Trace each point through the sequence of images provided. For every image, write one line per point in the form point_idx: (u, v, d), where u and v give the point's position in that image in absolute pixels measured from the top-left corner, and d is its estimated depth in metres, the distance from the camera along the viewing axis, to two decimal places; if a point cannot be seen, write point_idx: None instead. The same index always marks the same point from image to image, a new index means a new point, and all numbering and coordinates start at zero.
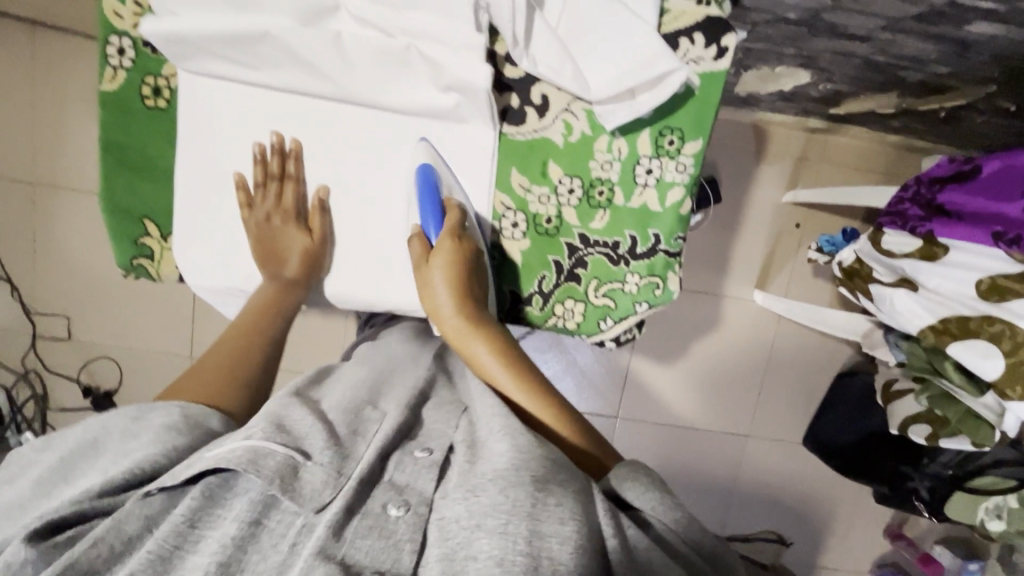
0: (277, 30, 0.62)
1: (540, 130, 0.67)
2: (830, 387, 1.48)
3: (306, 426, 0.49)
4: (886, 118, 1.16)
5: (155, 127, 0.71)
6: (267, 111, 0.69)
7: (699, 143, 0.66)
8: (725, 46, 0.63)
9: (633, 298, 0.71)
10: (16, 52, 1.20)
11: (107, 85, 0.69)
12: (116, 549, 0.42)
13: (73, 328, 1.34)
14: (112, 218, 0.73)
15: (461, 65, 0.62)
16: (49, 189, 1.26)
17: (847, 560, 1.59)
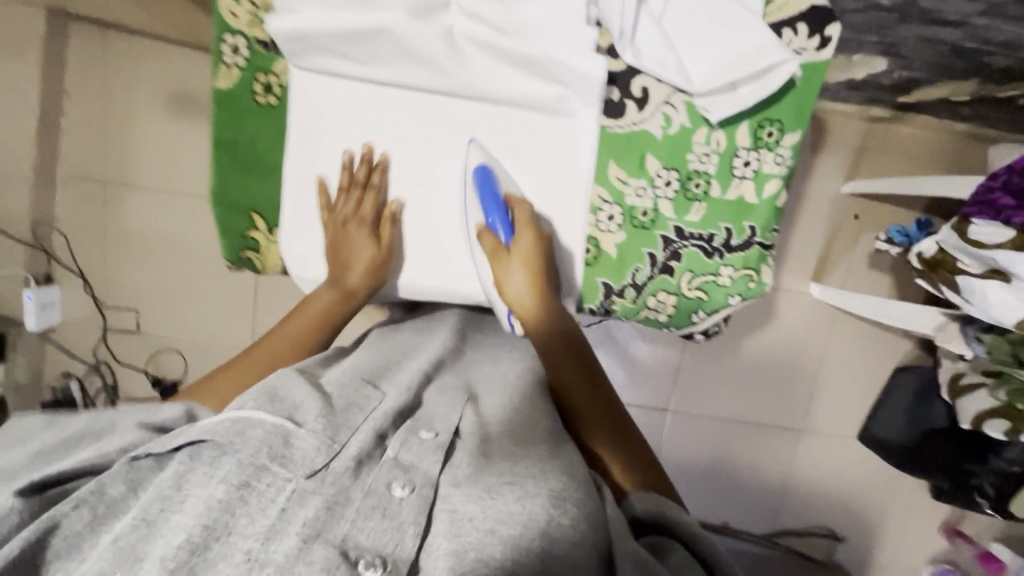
0: (395, 26, 0.70)
1: (641, 122, 0.74)
2: (886, 382, 1.46)
3: (302, 395, 0.52)
4: (957, 106, 1.13)
5: (266, 123, 0.79)
6: (384, 103, 0.78)
7: (797, 134, 0.73)
8: (829, 35, 0.69)
9: (726, 291, 0.79)
10: (85, 54, 1.24)
11: (222, 84, 0.77)
12: (95, 512, 0.43)
13: (141, 320, 1.39)
14: (224, 211, 0.82)
15: (574, 57, 0.70)
16: (119, 186, 1.31)
17: (899, 556, 1.57)
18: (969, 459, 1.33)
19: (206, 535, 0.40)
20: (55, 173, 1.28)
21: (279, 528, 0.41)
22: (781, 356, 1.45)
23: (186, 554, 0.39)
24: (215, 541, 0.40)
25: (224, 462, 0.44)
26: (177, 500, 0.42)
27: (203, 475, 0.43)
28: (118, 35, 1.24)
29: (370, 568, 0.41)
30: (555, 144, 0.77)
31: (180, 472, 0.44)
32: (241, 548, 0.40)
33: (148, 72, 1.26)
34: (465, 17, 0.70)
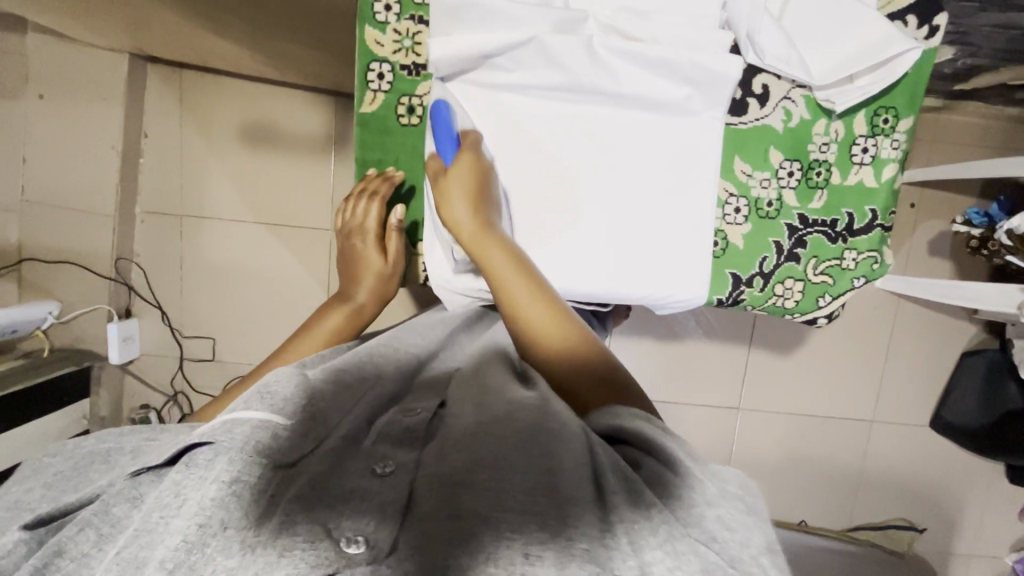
0: (541, 34, 0.71)
1: (762, 118, 0.78)
2: (954, 367, 1.46)
3: (281, 381, 0.49)
4: (1011, 91, 1.16)
5: (409, 142, 0.83)
6: (515, 112, 0.78)
7: (912, 119, 0.77)
8: (937, 25, 0.74)
9: (852, 274, 0.81)
10: (167, 98, 1.31)
11: (368, 107, 0.81)
12: (100, 531, 0.40)
13: (217, 349, 1.41)
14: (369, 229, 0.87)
15: (708, 59, 0.72)
16: (195, 219, 1.36)
17: (981, 545, 1.55)
18: None
19: (203, 532, 0.36)
20: (135, 211, 1.34)
21: (266, 515, 0.39)
22: (846, 348, 1.46)
23: (183, 554, 0.35)
24: (212, 537, 0.37)
25: (218, 460, 0.40)
26: (176, 506, 0.38)
27: (197, 478, 0.39)
28: (196, 76, 1.30)
29: (352, 546, 0.38)
30: (682, 144, 0.78)
31: (178, 479, 0.40)
32: (237, 539, 0.37)
33: (224, 109, 1.32)
34: (601, 28, 0.74)
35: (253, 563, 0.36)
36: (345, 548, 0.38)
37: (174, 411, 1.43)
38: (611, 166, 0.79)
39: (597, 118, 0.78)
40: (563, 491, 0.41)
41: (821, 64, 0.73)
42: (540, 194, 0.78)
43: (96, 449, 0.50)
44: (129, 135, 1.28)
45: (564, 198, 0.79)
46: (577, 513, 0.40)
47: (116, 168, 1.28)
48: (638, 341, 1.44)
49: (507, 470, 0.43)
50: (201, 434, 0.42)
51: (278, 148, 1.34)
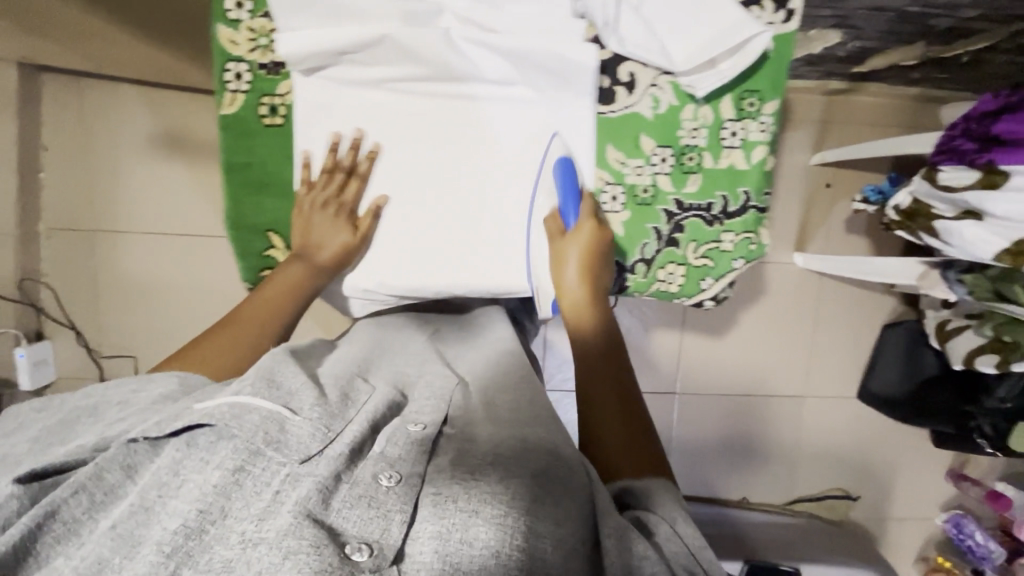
0: (390, 31, 0.72)
1: (630, 105, 0.79)
2: (877, 337, 1.52)
3: (297, 383, 0.54)
4: (907, 71, 1.20)
5: (275, 142, 0.80)
6: (381, 109, 0.79)
7: (776, 102, 0.78)
8: (792, 9, 0.74)
9: (730, 255, 0.83)
10: (65, 108, 1.24)
11: (228, 108, 0.78)
12: (93, 497, 0.43)
13: (140, 367, 1.37)
14: (239, 232, 0.82)
15: (565, 47, 0.74)
16: (105, 233, 1.30)
17: (913, 507, 1.62)
18: (963, 402, 1.38)
19: (202, 519, 0.40)
20: (39, 228, 1.27)
21: (272, 508, 0.41)
22: (776, 327, 1.50)
23: (182, 539, 0.40)
24: (211, 524, 0.40)
25: (220, 447, 0.45)
26: (174, 486, 0.43)
27: (198, 461, 0.44)
28: (95, 83, 1.24)
29: (356, 553, 0.40)
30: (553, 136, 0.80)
31: (178, 458, 0.45)
32: (236, 529, 0.40)
33: (129, 116, 1.27)
34: (456, 20, 0.74)
35: (249, 553, 0.38)
36: (350, 554, 0.39)
37: None
38: (478, 156, 0.81)
39: (461, 111, 0.79)
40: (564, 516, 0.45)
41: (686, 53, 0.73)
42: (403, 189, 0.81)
43: (82, 405, 0.53)
44: (26, 146, 1.21)
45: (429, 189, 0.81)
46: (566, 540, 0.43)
47: (13, 183, 1.20)
48: None
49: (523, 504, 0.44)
50: (202, 414, 0.46)
51: (192, 156, 1.30)
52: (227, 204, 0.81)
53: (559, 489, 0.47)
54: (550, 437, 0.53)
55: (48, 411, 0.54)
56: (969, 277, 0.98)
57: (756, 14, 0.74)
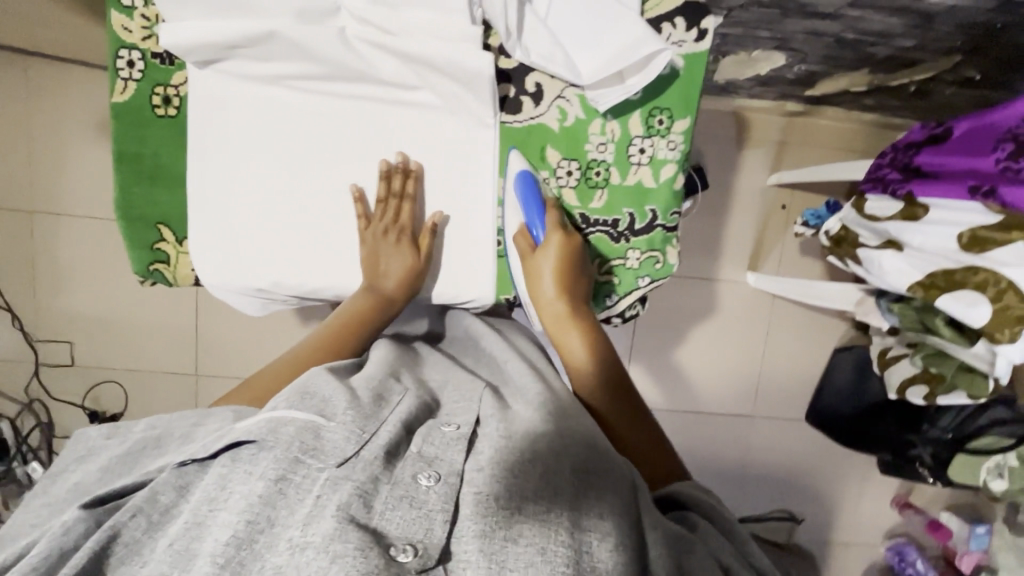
0: (282, 28, 0.62)
1: (536, 116, 0.71)
2: (827, 359, 1.52)
3: (331, 389, 0.53)
4: (860, 97, 1.20)
5: (170, 137, 0.69)
6: (260, 109, 0.68)
7: (687, 121, 0.71)
8: (705, 28, 0.67)
9: (636, 273, 0.76)
10: (12, 86, 1.23)
11: (118, 97, 0.66)
12: (151, 518, 0.45)
13: (76, 353, 1.35)
14: (125, 225, 0.70)
15: (461, 55, 0.64)
16: (47, 216, 1.28)
17: (858, 533, 1.61)
18: (905, 430, 1.38)
19: (252, 529, 0.40)
20: None
21: (316, 513, 0.40)
22: (726, 345, 1.50)
23: (233, 549, 0.39)
24: (259, 533, 0.41)
25: (262, 459, 0.45)
26: (222, 499, 0.43)
27: (244, 474, 0.44)
28: (44, 64, 1.23)
29: (401, 554, 0.39)
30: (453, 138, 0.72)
31: (224, 473, 0.45)
32: (284, 537, 0.40)
33: (77, 99, 1.25)
34: (353, 18, 0.64)
35: (296, 559, 0.38)
36: (395, 556, 0.39)
37: (30, 419, 1.35)
38: (370, 162, 0.71)
39: (352, 114, 0.69)
40: (617, 512, 0.45)
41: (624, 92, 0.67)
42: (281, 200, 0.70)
43: (146, 435, 0.53)
44: None
45: (310, 200, 0.70)
46: (616, 537, 0.43)
47: None
48: None
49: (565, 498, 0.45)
50: (244, 431, 0.47)
51: None
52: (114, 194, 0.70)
53: (600, 481, 0.47)
54: (586, 429, 0.53)
55: (116, 438, 0.54)
56: (897, 306, 0.96)
57: (664, 33, 0.67)
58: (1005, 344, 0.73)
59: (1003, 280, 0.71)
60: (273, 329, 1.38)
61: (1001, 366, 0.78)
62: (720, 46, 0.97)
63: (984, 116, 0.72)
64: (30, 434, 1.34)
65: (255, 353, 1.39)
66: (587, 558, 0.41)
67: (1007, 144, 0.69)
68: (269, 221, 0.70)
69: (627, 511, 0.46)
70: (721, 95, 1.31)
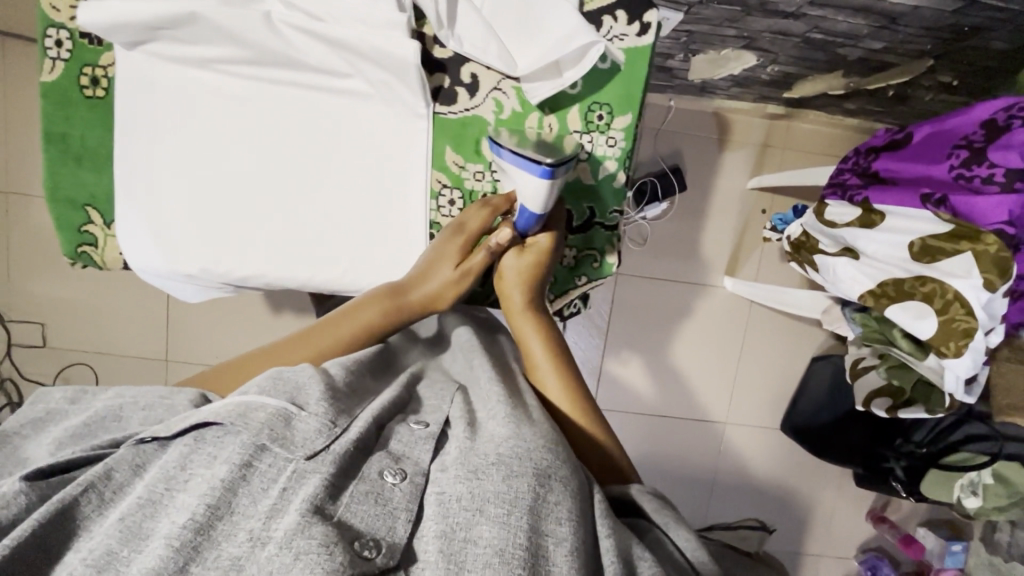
0: (204, 10, 0.58)
1: (471, 108, 0.66)
2: (805, 368, 1.49)
3: (302, 373, 0.50)
4: (840, 101, 1.18)
5: (99, 118, 0.65)
6: (189, 94, 0.64)
7: (629, 117, 0.66)
8: (648, 21, 0.63)
9: (573, 273, 0.71)
10: None
11: (46, 76, 0.64)
12: (103, 496, 0.41)
13: (48, 335, 1.35)
14: (55, 208, 0.67)
15: (389, 43, 0.60)
16: (19, 198, 1.28)
17: (833, 546, 1.59)
18: (879, 443, 1.36)
19: (210, 515, 0.39)
20: None
21: (280, 506, 0.40)
22: (701, 350, 1.48)
23: (190, 534, 0.38)
24: (218, 520, 0.39)
25: (228, 443, 0.43)
26: (181, 481, 0.42)
27: (208, 457, 0.43)
28: (16, 44, 1.22)
29: (367, 550, 0.38)
30: (384, 129, 0.66)
31: (185, 454, 0.43)
32: (243, 528, 0.39)
33: None
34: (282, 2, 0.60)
35: (257, 553, 0.37)
36: (360, 551, 0.38)
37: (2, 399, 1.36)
38: (305, 150, 0.66)
39: (274, 100, 0.65)
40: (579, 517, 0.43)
41: (546, 197, 0.62)
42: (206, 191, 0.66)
43: (107, 404, 0.49)
44: None
45: (235, 191, 0.66)
46: (575, 542, 0.41)
47: None
48: None
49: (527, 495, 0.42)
50: (212, 412, 0.44)
51: None
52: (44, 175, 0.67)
53: (566, 477, 0.45)
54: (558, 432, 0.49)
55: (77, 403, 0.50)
56: (860, 316, 0.94)
57: (604, 27, 0.63)
58: (951, 359, 0.76)
59: (950, 291, 0.74)
60: (242, 316, 1.38)
61: (949, 381, 0.79)
62: (688, 44, 0.95)
63: (946, 122, 0.74)
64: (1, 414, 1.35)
65: (224, 339, 1.39)
66: (544, 562, 0.39)
67: (961, 150, 0.71)
68: (194, 214, 0.66)
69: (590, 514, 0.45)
70: (701, 95, 1.29)
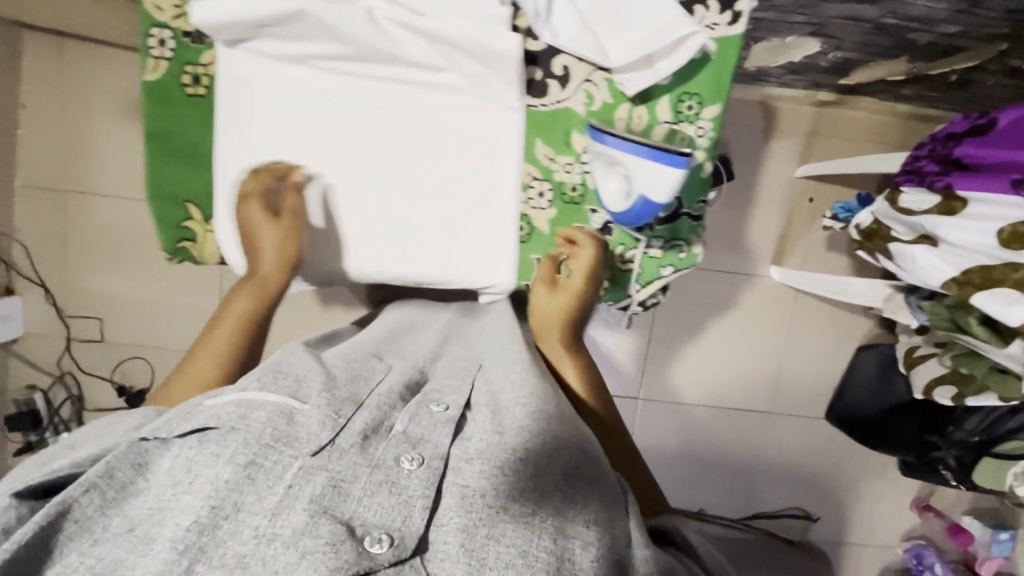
0: (312, 8, 0.63)
1: (563, 100, 0.71)
2: (851, 358, 1.48)
3: (305, 368, 0.56)
4: (896, 87, 1.16)
5: (200, 115, 0.72)
6: (294, 95, 0.71)
7: (718, 106, 0.68)
8: (739, 10, 0.64)
9: (659, 262, 0.76)
10: (44, 66, 1.25)
11: (148, 75, 0.69)
12: (104, 496, 0.43)
13: (105, 329, 1.38)
14: (156, 203, 0.74)
15: (491, 36, 0.65)
16: (78, 195, 1.31)
17: (877, 535, 1.58)
18: (929, 431, 1.34)
19: (215, 514, 0.42)
20: (15, 183, 1.29)
21: (287, 504, 0.43)
22: (746, 340, 1.47)
23: (194, 535, 0.41)
24: (224, 519, 0.42)
25: (230, 442, 0.46)
26: (187, 482, 0.44)
27: (210, 456, 0.45)
28: (76, 45, 1.25)
29: (376, 544, 0.41)
30: (478, 120, 0.72)
31: (190, 456, 0.46)
32: (249, 525, 0.42)
33: (106, 80, 1.27)
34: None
35: (264, 549, 0.40)
36: (369, 546, 0.41)
37: (61, 392, 1.39)
38: (402, 144, 0.72)
39: (373, 94, 0.71)
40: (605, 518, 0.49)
41: (676, 181, 0.64)
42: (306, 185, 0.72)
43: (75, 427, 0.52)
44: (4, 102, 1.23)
45: None
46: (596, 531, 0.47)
47: None
48: None
49: (551, 494, 0.48)
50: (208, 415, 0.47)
51: None
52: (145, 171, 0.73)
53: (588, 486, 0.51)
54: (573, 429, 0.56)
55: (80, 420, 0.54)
56: (927, 304, 0.96)
57: (696, 15, 0.64)
58: None
59: None
60: (292, 312, 1.39)
61: None
62: (751, 32, 0.94)
63: None
64: (61, 406, 1.39)
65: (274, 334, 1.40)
66: (566, 557, 0.44)
67: None
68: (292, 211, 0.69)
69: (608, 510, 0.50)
70: (750, 83, 1.28)
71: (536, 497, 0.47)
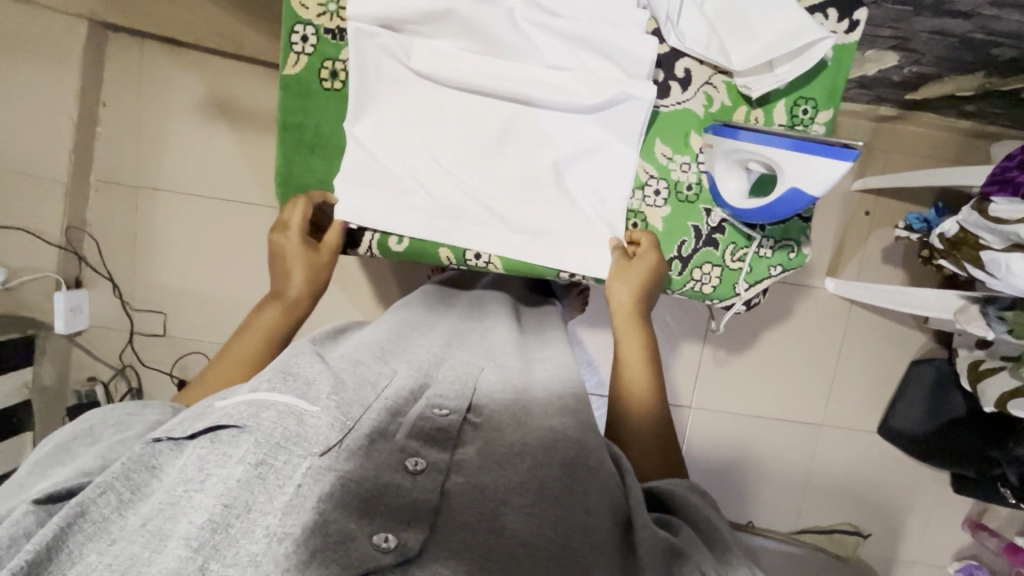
0: (459, 7, 0.70)
1: (683, 102, 0.78)
2: (904, 372, 1.48)
3: (314, 371, 0.53)
4: (961, 104, 1.18)
5: (333, 107, 0.79)
6: (427, 100, 0.76)
7: (831, 111, 0.77)
8: (856, 19, 0.74)
9: (769, 262, 0.83)
10: (127, 63, 1.29)
11: (290, 69, 0.77)
12: (121, 495, 0.42)
13: (168, 324, 1.41)
14: (285, 191, 0.82)
15: (627, 38, 0.72)
16: (151, 191, 1.35)
17: (928, 553, 1.56)
18: (989, 447, 1.36)
19: (228, 512, 0.40)
20: (90, 178, 1.32)
21: (297, 504, 0.42)
22: (798, 351, 1.48)
23: (209, 533, 0.39)
24: (236, 518, 0.40)
25: (242, 443, 0.45)
26: (199, 480, 0.43)
27: (222, 455, 0.44)
28: (158, 46, 1.29)
29: (384, 542, 0.41)
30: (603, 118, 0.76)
31: (203, 455, 0.44)
32: (261, 524, 0.40)
33: (184, 78, 1.31)
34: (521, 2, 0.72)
35: (276, 548, 0.39)
36: (378, 544, 0.41)
37: (122, 384, 1.41)
38: (523, 139, 0.77)
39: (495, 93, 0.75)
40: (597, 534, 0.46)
41: (836, 178, 0.66)
42: (420, 181, 0.78)
43: (80, 425, 0.53)
44: (87, 100, 1.27)
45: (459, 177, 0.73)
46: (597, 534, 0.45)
47: (70, 131, 1.26)
48: (594, 334, 1.44)
49: (555, 492, 0.47)
50: (226, 415, 0.46)
51: (240, 125, 1.34)
52: (279, 160, 0.81)
53: (589, 477, 0.50)
54: (568, 427, 0.55)
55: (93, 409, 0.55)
56: (1011, 314, 1.01)
57: (818, 21, 0.74)
58: None
59: None
60: (349, 310, 1.39)
61: None
62: None
63: None
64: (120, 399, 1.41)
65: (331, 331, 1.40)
66: (573, 557, 0.43)
67: None
68: (435, 197, 0.78)
69: (607, 500, 0.49)
70: None
71: (537, 496, 0.47)
